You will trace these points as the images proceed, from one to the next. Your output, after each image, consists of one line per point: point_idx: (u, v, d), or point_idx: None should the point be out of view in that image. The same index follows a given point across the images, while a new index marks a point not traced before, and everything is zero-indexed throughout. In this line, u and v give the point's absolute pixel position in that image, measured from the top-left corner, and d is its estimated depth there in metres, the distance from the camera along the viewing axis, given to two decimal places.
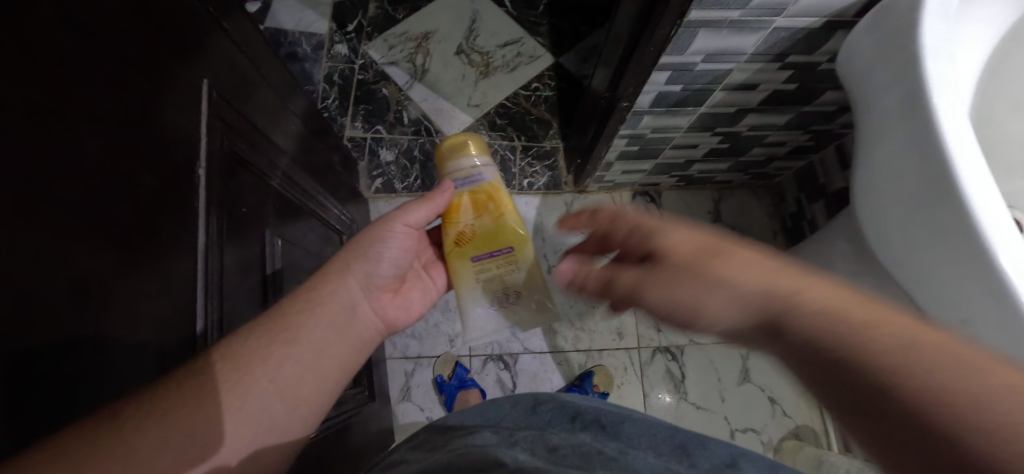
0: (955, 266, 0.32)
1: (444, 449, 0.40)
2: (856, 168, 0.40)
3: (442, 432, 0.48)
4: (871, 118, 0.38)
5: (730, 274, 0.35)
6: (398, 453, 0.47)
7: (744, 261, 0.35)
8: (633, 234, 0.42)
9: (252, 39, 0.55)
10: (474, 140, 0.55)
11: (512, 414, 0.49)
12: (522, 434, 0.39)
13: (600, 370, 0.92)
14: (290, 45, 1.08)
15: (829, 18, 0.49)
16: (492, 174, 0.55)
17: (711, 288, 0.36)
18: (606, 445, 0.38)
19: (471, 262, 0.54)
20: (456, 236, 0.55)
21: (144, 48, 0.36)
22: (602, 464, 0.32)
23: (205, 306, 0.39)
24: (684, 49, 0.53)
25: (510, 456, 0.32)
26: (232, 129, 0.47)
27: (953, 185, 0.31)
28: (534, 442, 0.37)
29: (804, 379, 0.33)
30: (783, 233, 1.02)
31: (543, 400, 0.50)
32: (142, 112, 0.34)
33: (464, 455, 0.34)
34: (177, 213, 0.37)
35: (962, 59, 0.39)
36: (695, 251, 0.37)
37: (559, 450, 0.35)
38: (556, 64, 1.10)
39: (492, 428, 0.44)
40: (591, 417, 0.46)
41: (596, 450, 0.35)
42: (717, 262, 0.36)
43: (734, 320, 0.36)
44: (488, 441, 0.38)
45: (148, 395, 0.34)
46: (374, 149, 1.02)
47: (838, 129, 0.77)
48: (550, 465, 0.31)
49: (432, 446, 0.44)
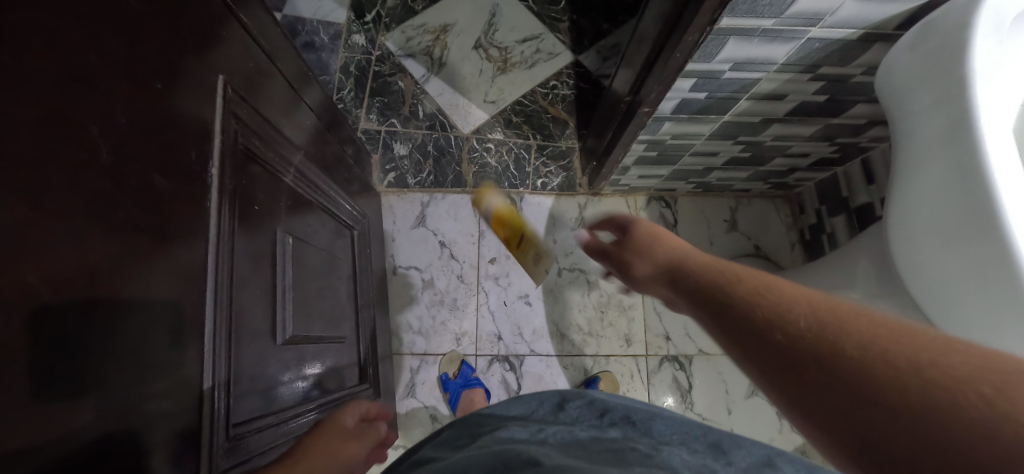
0: (998, 305, 0.30)
1: (469, 446, 0.41)
2: (892, 196, 0.38)
3: (469, 426, 0.48)
4: (912, 143, 0.35)
5: (653, 247, 0.45)
6: (423, 450, 0.47)
7: (671, 241, 0.45)
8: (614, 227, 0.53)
9: (269, 30, 0.54)
10: (479, 193, 0.81)
11: (538, 410, 0.49)
12: (551, 430, 0.40)
13: (606, 376, 0.91)
14: (307, 34, 1.07)
15: (867, 30, 0.46)
16: (494, 202, 0.77)
17: (641, 256, 0.46)
18: (640, 442, 0.37)
19: (522, 251, 0.75)
20: (507, 243, 0.80)
21: (158, 43, 0.35)
22: (640, 461, 0.31)
23: (215, 306, 0.38)
24: (712, 56, 0.51)
25: (541, 454, 0.33)
26: (246, 125, 0.47)
27: (998, 220, 0.29)
28: (564, 438, 0.38)
29: (759, 310, 0.31)
30: (801, 245, 0.99)
31: (570, 398, 0.49)
32: (155, 109, 0.34)
33: (499, 453, 0.34)
34: (186, 213, 0.36)
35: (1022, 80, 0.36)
36: (643, 233, 0.48)
37: (591, 446, 0.36)
38: (576, 62, 1.08)
39: (518, 422, 0.45)
40: (620, 413, 0.44)
41: (629, 446, 0.35)
42: (655, 241, 0.46)
43: (654, 279, 0.44)
44: (520, 436, 0.39)
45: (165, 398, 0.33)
46: (388, 142, 1.02)
47: (866, 143, 0.74)
48: (582, 463, 0.31)
49: (460, 443, 0.45)
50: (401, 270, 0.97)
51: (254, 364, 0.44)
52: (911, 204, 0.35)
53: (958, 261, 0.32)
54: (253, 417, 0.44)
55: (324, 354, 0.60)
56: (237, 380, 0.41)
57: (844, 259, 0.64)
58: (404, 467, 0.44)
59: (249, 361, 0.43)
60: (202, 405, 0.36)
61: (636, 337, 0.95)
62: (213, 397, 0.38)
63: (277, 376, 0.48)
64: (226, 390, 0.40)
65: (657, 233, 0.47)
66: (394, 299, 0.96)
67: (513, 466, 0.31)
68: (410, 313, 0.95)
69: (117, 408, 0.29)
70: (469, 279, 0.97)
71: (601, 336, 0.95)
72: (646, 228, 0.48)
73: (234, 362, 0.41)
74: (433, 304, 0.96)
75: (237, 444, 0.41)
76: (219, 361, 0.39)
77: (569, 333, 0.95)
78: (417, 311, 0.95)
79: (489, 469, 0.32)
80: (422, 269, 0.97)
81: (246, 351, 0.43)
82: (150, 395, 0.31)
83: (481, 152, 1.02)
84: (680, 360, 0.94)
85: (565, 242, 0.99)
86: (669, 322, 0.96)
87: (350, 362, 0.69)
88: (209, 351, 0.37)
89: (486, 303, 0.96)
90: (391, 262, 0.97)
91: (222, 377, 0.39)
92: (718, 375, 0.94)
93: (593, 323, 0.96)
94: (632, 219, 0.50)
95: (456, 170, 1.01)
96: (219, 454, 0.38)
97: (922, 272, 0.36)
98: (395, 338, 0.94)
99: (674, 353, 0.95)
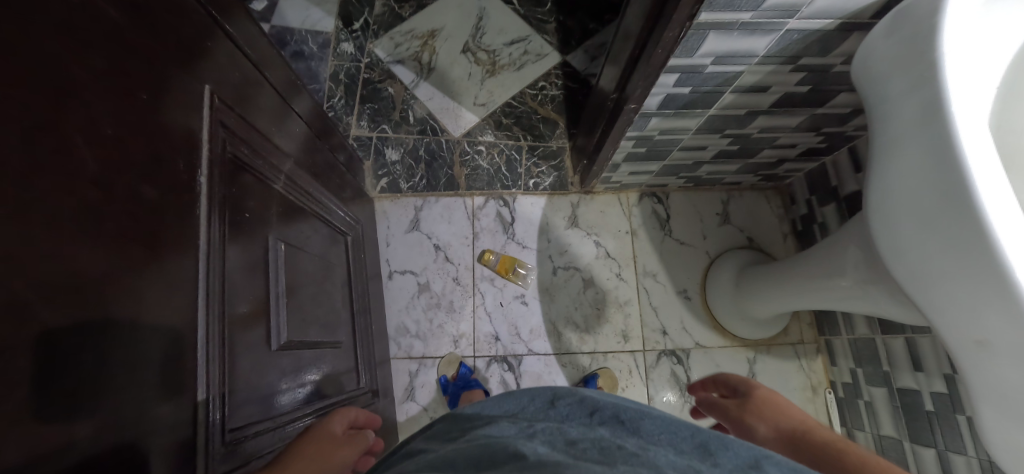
0: (970, 282, 0.30)
1: (462, 440, 0.41)
2: (869, 185, 0.38)
3: (462, 420, 0.49)
4: (889, 127, 0.36)
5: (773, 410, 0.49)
6: (414, 443, 0.48)
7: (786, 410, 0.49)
8: (734, 383, 0.56)
9: (256, 40, 0.54)
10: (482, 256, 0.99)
11: (530, 408, 0.49)
12: (540, 426, 0.41)
13: (604, 372, 0.92)
14: (296, 44, 1.08)
15: (843, 20, 0.47)
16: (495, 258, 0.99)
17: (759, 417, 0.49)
18: (626, 441, 0.38)
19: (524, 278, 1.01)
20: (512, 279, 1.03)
21: (144, 56, 0.35)
22: (625, 459, 0.33)
23: (207, 312, 0.38)
24: (694, 51, 0.52)
25: (529, 448, 0.33)
26: (234, 134, 0.47)
27: (968, 193, 0.29)
28: (551, 434, 0.39)
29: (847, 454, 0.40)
30: (793, 235, 1.00)
31: (561, 395, 0.49)
32: (144, 120, 0.34)
33: (489, 446, 0.35)
34: (175, 222, 0.36)
35: (996, 63, 0.36)
36: (762, 397, 0.51)
37: (579, 443, 0.36)
38: (564, 62, 1.09)
39: (509, 419, 0.45)
40: (609, 412, 0.44)
41: (616, 445, 0.36)
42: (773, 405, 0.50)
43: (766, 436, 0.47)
44: (508, 432, 0.39)
45: (165, 406, 0.33)
46: (380, 148, 1.02)
47: (852, 131, 0.75)
48: (570, 459, 0.32)
49: (450, 436, 0.45)
50: (397, 274, 0.98)
51: (249, 373, 0.44)
52: (887, 187, 0.35)
53: (935, 245, 0.32)
54: (251, 422, 0.44)
55: (321, 360, 0.61)
56: (233, 388, 0.42)
57: (830, 248, 0.65)
58: (396, 459, 0.45)
59: (245, 369, 0.44)
60: (197, 413, 0.37)
61: (632, 333, 0.95)
62: (208, 404, 0.38)
63: (274, 385, 0.48)
64: (222, 396, 0.40)
65: (778, 401, 0.50)
66: (391, 304, 0.96)
67: (501, 460, 0.32)
68: (407, 318, 0.96)
69: (113, 418, 0.29)
70: (465, 281, 0.97)
71: (597, 333, 0.95)
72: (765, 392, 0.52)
73: (229, 370, 0.41)
74: (430, 307, 0.96)
75: (235, 449, 0.41)
76: (213, 367, 0.39)
77: (566, 331, 0.95)
78: (413, 315, 0.96)
79: (480, 465, 0.33)
80: (417, 272, 0.98)
81: (241, 358, 0.43)
82: (145, 404, 0.32)
83: (473, 155, 1.03)
84: (677, 354, 0.94)
85: (559, 241, 1.00)
86: (665, 317, 0.96)
87: (348, 367, 0.70)
88: (202, 359, 0.37)
89: (482, 304, 0.96)
90: (386, 267, 0.98)
91: (216, 384, 0.39)
92: (716, 368, 0.94)
93: (589, 321, 0.96)
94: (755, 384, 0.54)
95: (449, 173, 1.02)
96: (216, 460, 0.38)
97: (900, 258, 0.36)
98: (393, 342, 0.94)
99: (671, 347, 0.95)
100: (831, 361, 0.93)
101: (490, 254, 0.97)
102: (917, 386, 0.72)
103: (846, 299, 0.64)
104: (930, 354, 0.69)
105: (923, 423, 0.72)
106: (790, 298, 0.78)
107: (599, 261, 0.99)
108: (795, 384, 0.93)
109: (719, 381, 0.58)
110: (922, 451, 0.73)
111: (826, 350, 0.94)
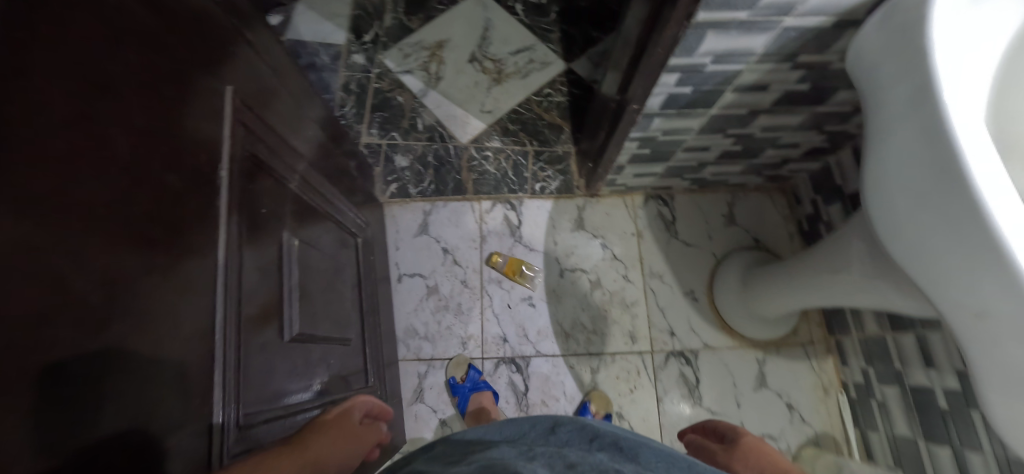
0: (966, 256, 0.30)
1: (464, 461, 0.41)
2: (867, 170, 0.39)
3: (462, 445, 0.49)
4: (883, 114, 0.36)
5: (751, 450, 0.52)
6: (415, 464, 0.47)
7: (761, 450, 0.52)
8: (722, 428, 0.59)
9: (274, 49, 0.57)
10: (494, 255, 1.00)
11: (530, 435, 0.48)
12: (540, 449, 0.41)
13: (595, 395, 0.91)
14: (309, 56, 1.12)
15: (838, 17, 0.48)
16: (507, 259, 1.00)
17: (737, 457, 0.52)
18: (624, 465, 0.39)
19: None
20: None
21: (172, 56, 0.38)
22: None
23: (223, 300, 0.40)
24: (693, 50, 0.53)
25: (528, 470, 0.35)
26: (253, 134, 0.49)
27: (961, 173, 0.29)
28: (553, 457, 0.39)
29: None
30: (800, 236, 1.00)
31: (562, 422, 0.48)
32: (168, 114, 0.36)
33: (491, 467, 0.35)
34: (197, 212, 0.38)
35: (991, 48, 0.37)
36: (743, 438, 0.54)
37: (577, 466, 0.37)
38: (568, 70, 1.11)
39: (509, 443, 0.45)
40: (609, 439, 0.44)
41: (614, 468, 0.37)
42: (750, 444, 0.53)
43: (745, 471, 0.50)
44: (508, 455, 0.39)
45: (182, 385, 0.35)
46: (389, 155, 1.05)
47: (854, 130, 0.76)
48: None
49: (451, 460, 0.45)
50: (406, 278, 0.99)
51: (262, 366, 0.46)
52: (884, 171, 0.36)
53: (931, 223, 0.32)
54: (261, 411, 0.45)
55: (331, 357, 0.62)
56: (246, 378, 0.43)
57: (834, 245, 0.65)
58: None
59: (256, 365, 0.45)
60: (214, 392, 0.38)
61: (640, 334, 0.95)
62: (222, 385, 0.39)
63: (283, 384, 0.49)
64: (235, 380, 0.41)
65: (757, 444, 0.53)
66: (400, 306, 0.97)
67: None
68: (415, 320, 0.97)
69: (137, 390, 0.31)
70: (473, 283, 0.99)
71: (604, 335, 0.96)
72: (744, 436, 0.55)
73: (242, 358, 0.43)
74: (438, 310, 0.97)
75: (246, 432, 0.42)
76: (228, 351, 0.40)
77: (574, 332, 0.96)
78: (422, 317, 0.97)
79: None
80: (425, 275, 0.99)
81: (254, 353, 0.45)
82: (164, 381, 0.33)
83: (479, 161, 1.05)
84: (686, 356, 0.94)
85: (566, 243, 1.01)
86: (672, 318, 0.96)
87: (356, 367, 0.71)
88: (218, 343, 0.39)
89: (490, 306, 0.97)
90: (395, 270, 0.99)
91: (231, 367, 0.40)
92: (724, 368, 0.93)
93: (596, 321, 0.96)
94: (735, 428, 0.57)
95: (456, 178, 1.04)
96: (229, 441, 0.40)
97: (900, 238, 0.36)
98: (402, 344, 0.95)
99: (679, 348, 0.95)
100: (841, 362, 0.92)
101: (497, 256, 0.99)
102: (930, 383, 0.71)
103: (852, 293, 0.64)
104: (941, 350, 0.69)
105: (936, 421, 0.71)
106: (796, 295, 0.78)
107: (605, 263, 1.00)
108: (805, 384, 0.92)
109: (714, 429, 0.61)
110: (938, 451, 0.72)
111: (836, 351, 0.93)
